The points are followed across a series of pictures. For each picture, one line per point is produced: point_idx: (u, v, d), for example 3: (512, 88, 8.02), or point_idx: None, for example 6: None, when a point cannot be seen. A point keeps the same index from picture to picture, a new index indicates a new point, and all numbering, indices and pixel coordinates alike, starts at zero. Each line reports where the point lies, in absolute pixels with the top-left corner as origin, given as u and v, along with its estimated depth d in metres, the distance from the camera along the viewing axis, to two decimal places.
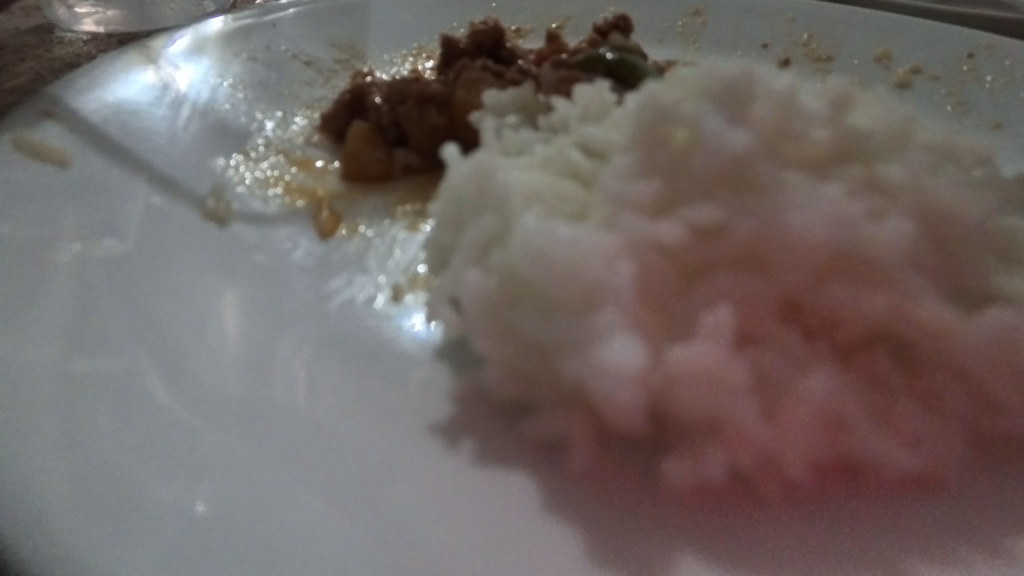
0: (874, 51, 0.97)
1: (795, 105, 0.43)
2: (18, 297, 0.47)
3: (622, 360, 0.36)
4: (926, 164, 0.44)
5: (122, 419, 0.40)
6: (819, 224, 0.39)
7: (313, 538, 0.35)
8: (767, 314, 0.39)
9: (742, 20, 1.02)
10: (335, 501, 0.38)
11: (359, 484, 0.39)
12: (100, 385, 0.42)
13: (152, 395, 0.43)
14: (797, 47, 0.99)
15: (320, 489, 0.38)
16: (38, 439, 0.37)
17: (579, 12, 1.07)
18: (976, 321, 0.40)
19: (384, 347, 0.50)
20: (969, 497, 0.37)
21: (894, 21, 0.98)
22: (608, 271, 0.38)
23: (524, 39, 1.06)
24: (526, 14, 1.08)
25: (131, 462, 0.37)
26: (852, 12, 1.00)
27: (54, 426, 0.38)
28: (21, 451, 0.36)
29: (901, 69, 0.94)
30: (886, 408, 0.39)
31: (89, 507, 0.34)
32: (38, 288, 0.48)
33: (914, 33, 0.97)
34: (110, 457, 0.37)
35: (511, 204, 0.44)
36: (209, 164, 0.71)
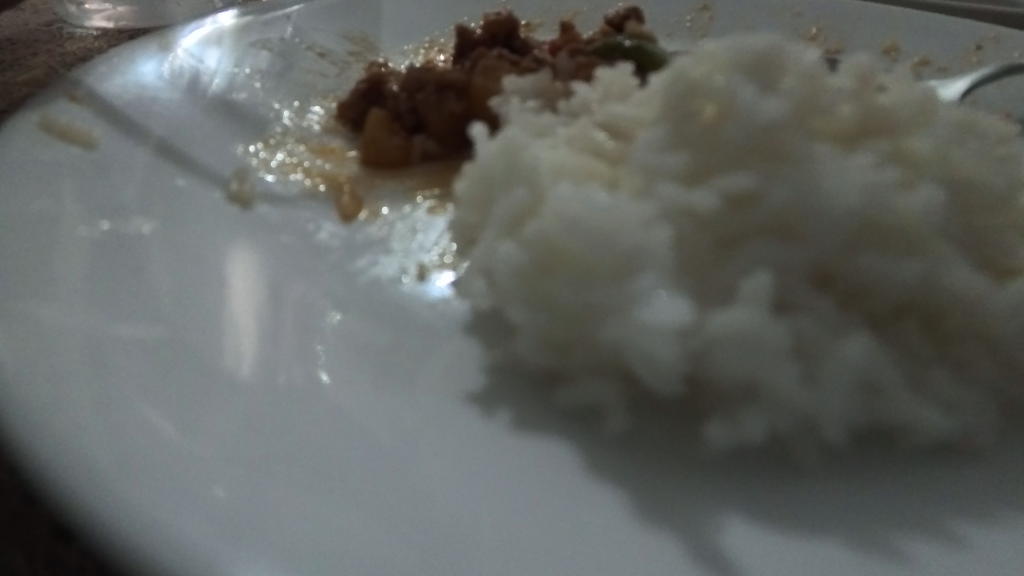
0: (882, 44, 0.97)
1: (822, 78, 0.43)
2: (54, 275, 0.48)
3: (660, 320, 0.37)
4: (952, 139, 0.45)
5: (162, 391, 0.41)
6: (852, 192, 0.40)
7: (361, 500, 0.36)
8: (800, 282, 0.39)
9: (750, 15, 1.03)
10: (378, 466, 0.38)
11: (399, 452, 0.39)
12: (139, 360, 0.42)
13: (189, 367, 0.43)
14: (806, 40, 1.00)
15: (359, 457, 0.38)
16: (88, 411, 0.38)
17: (589, 7, 1.08)
18: (1006, 289, 0.41)
19: (413, 323, 0.50)
20: (1005, 460, 0.38)
21: (902, 15, 0.99)
22: (644, 237, 0.39)
23: (535, 33, 1.07)
24: (537, 8, 1.09)
25: (174, 432, 0.38)
26: (860, 5, 1.01)
27: (101, 398, 0.39)
28: (73, 422, 0.37)
29: (910, 62, 0.95)
30: (918, 374, 0.39)
31: (140, 474, 0.35)
32: (71, 267, 0.49)
33: (922, 26, 0.98)
34: (156, 428, 0.38)
35: (542, 178, 0.45)
36: (230, 149, 0.72)
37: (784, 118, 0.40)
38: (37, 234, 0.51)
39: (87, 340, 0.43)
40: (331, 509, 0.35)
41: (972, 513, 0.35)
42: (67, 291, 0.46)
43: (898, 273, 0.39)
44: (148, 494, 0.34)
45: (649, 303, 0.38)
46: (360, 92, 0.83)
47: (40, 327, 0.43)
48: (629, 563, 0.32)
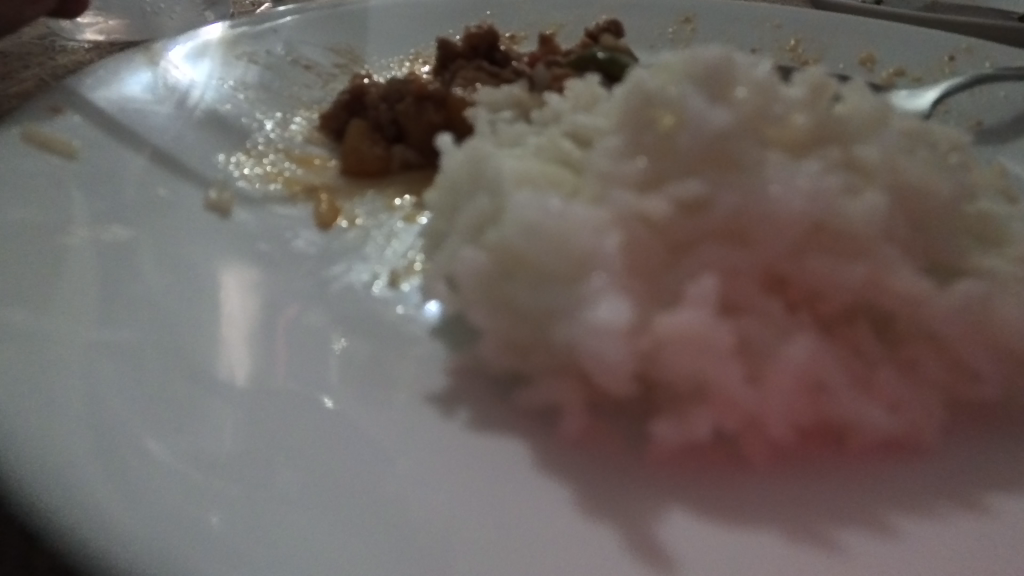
0: (858, 55, 1.00)
1: (773, 90, 0.45)
2: (30, 280, 0.49)
3: (610, 322, 0.38)
4: (901, 147, 0.47)
5: (136, 393, 0.42)
6: (798, 198, 0.41)
7: (326, 502, 0.36)
8: (751, 284, 0.40)
9: (730, 28, 1.05)
10: (344, 465, 0.39)
11: (363, 455, 0.40)
12: (110, 365, 0.43)
13: (158, 372, 0.44)
14: (784, 52, 1.02)
15: (323, 458, 0.39)
16: (63, 411, 0.39)
17: (572, 20, 1.11)
18: (952, 291, 0.42)
19: (382, 327, 0.52)
20: (948, 459, 0.39)
21: (876, 28, 1.02)
22: (597, 241, 0.40)
23: (518, 46, 1.09)
24: (521, 22, 1.12)
25: (144, 435, 0.39)
26: (836, 17, 1.03)
27: (75, 400, 0.40)
28: (47, 421, 0.38)
29: (884, 73, 0.97)
30: (864, 374, 0.40)
31: (110, 474, 0.36)
32: (48, 272, 0.50)
33: (895, 39, 1.00)
34: (127, 428, 0.39)
35: (504, 185, 0.46)
36: (212, 159, 0.73)
37: (733, 127, 0.42)
38: (15, 241, 0.52)
39: (60, 344, 0.44)
40: (295, 508, 0.36)
41: (913, 509, 0.36)
42: (47, 297, 0.48)
43: (844, 278, 0.41)
44: (109, 495, 0.34)
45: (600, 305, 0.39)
46: (341, 103, 0.84)
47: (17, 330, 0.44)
48: (581, 557, 0.33)
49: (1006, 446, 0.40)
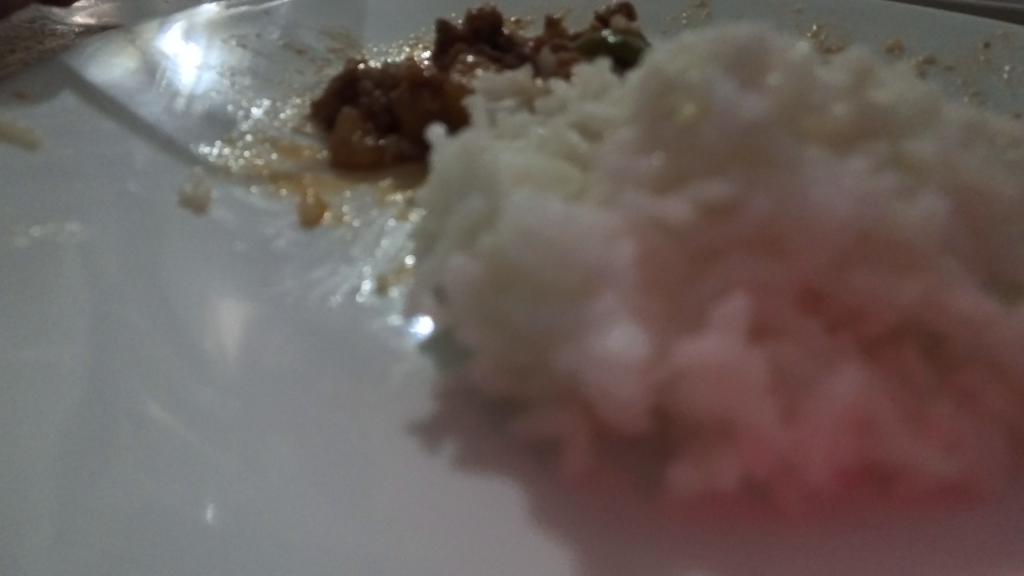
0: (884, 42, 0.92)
1: (814, 72, 0.39)
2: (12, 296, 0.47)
3: (618, 351, 0.32)
4: (960, 144, 0.41)
5: (94, 399, 0.40)
6: (841, 202, 0.35)
7: (321, 504, 0.35)
8: (788, 304, 0.34)
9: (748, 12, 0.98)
10: (337, 459, 0.38)
11: (354, 452, 0.38)
12: (86, 382, 0.42)
13: (120, 371, 0.42)
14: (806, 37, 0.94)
15: (314, 455, 0.38)
16: (59, 430, 0.39)
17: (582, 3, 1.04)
18: (1018, 314, 0.36)
19: (365, 338, 0.46)
20: (1015, 511, 0.33)
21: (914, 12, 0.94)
22: (606, 252, 0.34)
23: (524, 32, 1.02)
24: (525, 7, 1.06)
25: (116, 456, 0.38)
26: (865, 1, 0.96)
27: (69, 415, 0.39)
28: (41, 444, 0.38)
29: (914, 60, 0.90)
30: (918, 407, 0.35)
31: (113, 496, 0.36)
32: (26, 286, 0.48)
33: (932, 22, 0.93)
34: (119, 441, 0.38)
35: (500, 182, 0.41)
36: (191, 150, 0.68)
37: (767, 119, 0.36)
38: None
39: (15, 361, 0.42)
40: (294, 512, 0.35)
41: None
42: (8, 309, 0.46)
43: (895, 294, 0.35)
44: (90, 531, 0.34)
45: (607, 329, 0.33)
46: (334, 90, 0.79)
47: None
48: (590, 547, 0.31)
49: None
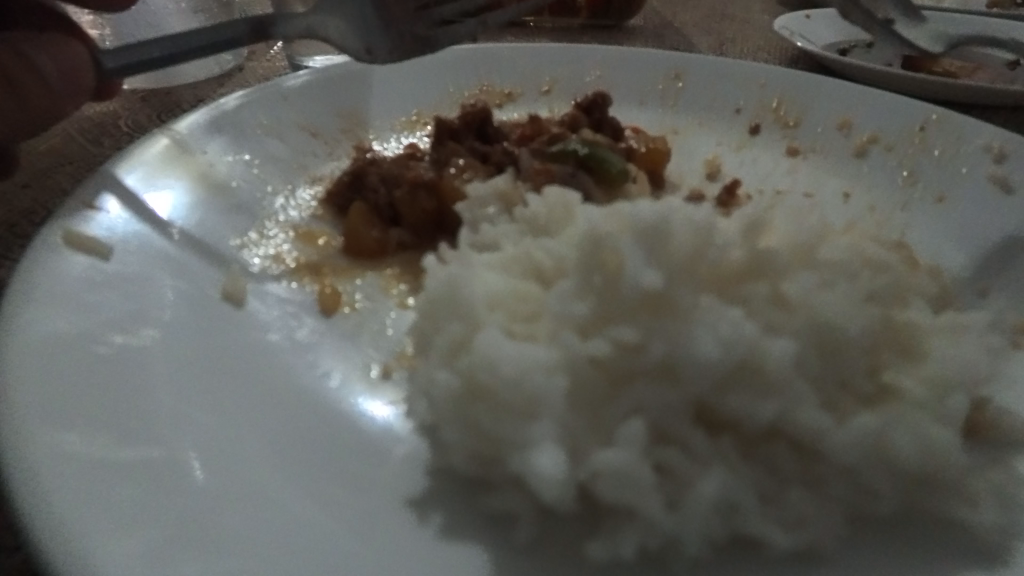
0: (835, 119, 1.13)
1: (706, 237, 0.53)
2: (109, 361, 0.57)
3: (548, 469, 0.45)
4: (820, 287, 0.54)
5: (181, 474, 0.49)
6: (715, 346, 0.48)
7: (367, 525, 0.49)
8: (678, 419, 0.48)
9: (710, 113, 1.18)
10: (371, 497, 0.51)
11: (379, 494, 0.52)
12: (188, 427, 0.54)
13: (197, 450, 0.52)
14: (767, 111, 1.17)
15: (355, 493, 0.52)
16: (175, 459, 0.50)
17: (566, 82, 1.24)
18: (849, 425, 0.48)
19: (368, 424, 0.59)
20: (844, 571, 0.45)
21: (852, 93, 1.14)
22: (546, 383, 0.48)
23: (509, 108, 1.23)
24: (517, 79, 1.25)
25: (223, 481, 0.50)
26: (814, 84, 1.17)
27: (182, 450, 0.51)
28: (163, 471, 0.49)
29: (858, 140, 1.10)
30: (775, 494, 0.48)
31: (224, 508, 0.48)
32: (100, 367, 0.57)
33: (874, 107, 1.12)
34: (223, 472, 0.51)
35: (477, 313, 0.54)
36: (226, 243, 0.82)
37: (664, 284, 0.50)
38: (63, 346, 0.57)
39: (97, 448, 0.48)
40: (350, 530, 0.48)
41: None
42: (83, 401, 0.53)
43: (758, 413, 0.48)
44: (212, 536, 0.45)
45: (541, 446, 0.46)
46: (344, 182, 0.93)
47: (57, 441, 0.48)
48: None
49: (896, 559, 0.46)
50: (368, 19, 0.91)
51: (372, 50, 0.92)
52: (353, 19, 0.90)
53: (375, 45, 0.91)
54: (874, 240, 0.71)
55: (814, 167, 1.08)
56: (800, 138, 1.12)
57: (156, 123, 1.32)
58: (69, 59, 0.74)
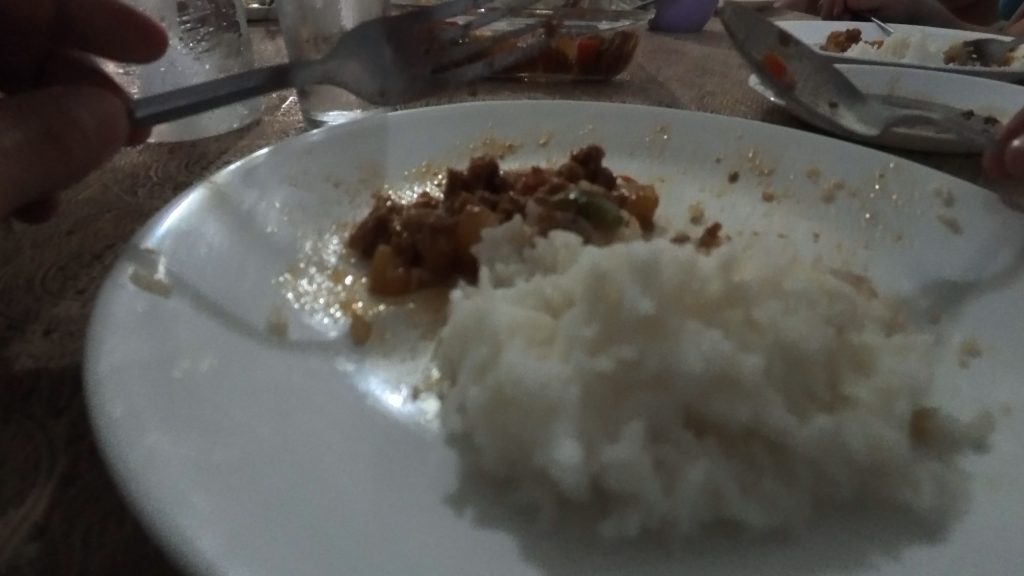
0: (806, 167, 1.27)
1: (691, 273, 0.65)
2: (188, 385, 0.65)
3: (567, 461, 0.54)
4: (783, 313, 0.65)
5: (249, 479, 0.56)
6: (699, 360, 0.58)
7: (427, 514, 0.57)
8: (672, 422, 0.58)
9: (690, 166, 1.32)
10: (423, 491, 0.60)
11: (429, 489, 0.60)
12: (267, 440, 0.62)
13: (279, 460, 0.60)
14: (744, 160, 1.31)
15: (409, 489, 0.60)
16: (264, 468, 0.58)
17: (563, 130, 1.39)
18: (809, 426, 0.59)
19: (406, 432, 0.67)
20: (813, 544, 0.54)
21: (821, 142, 1.29)
22: (563, 393, 0.58)
23: (514, 154, 1.37)
24: (517, 130, 1.38)
25: (305, 485, 0.58)
26: (789, 133, 1.31)
27: (266, 460, 0.59)
28: (256, 477, 0.57)
29: (827, 184, 1.24)
30: (753, 481, 0.57)
31: (312, 507, 0.55)
32: (183, 389, 0.64)
33: (838, 154, 1.26)
34: (302, 477, 0.59)
35: (500, 337, 0.65)
36: (267, 281, 0.92)
37: (657, 310, 0.61)
38: (148, 370, 0.65)
39: (175, 453, 0.56)
40: (415, 519, 0.56)
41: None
42: (161, 413, 0.60)
43: (736, 415, 0.58)
44: (308, 528, 0.53)
45: (559, 444, 0.55)
46: (369, 228, 1.05)
47: (145, 446, 0.56)
48: (564, 556, 0.53)
49: (857, 534, 0.55)
50: (385, 65, 1.07)
51: (384, 92, 1.08)
52: (373, 65, 1.06)
53: (391, 86, 1.07)
54: (831, 276, 0.84)
55: (788, 212, 1.21)
56: (775, 182, 1.27)
57: (186, 174, 1.43)
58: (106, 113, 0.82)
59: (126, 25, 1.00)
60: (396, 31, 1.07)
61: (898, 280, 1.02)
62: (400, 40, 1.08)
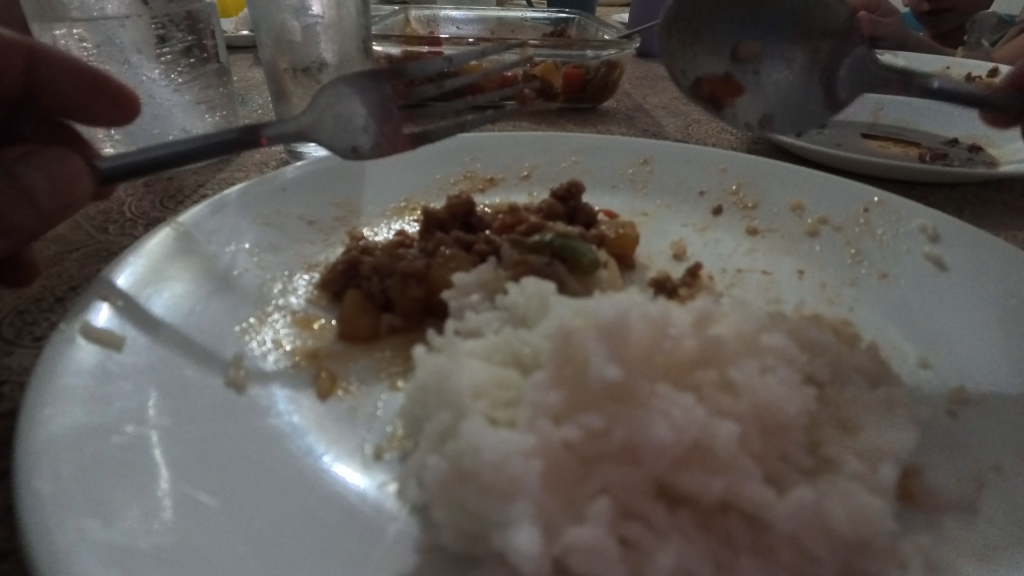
0: (789, 202, 1.25)
1: (661, 332, 0.63)
2: (132, 456, 0.61)
3: (526, 546, 0.49)
4: (760, 374, 0.63)
5: (188, 573, 0.52)
6: (670, 430, 0.56)
7: None
8: (641, 497, 0.55)
9: (675, 203, 1.30)
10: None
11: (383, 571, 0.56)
12: (212, 519, 0.58)
13: (224, 543, 0.56)
14: (727, 195, 1.29)
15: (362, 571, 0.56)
16: (206, 555, 0.54)
17: (544, 162, 1.37)
18: (787, 499, 0.55)
19: (364, 505, 0.64)
20: None
21: (805, 177, 1.27)
22: (523, 466, 0.53)
23: (496, 188, 1.34)
24: (498, 165, 1.36)
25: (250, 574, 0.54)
26: (772, 168, 1.30)
27: (209, 545, 0.55)
28: (195, 567, 0.52)
29: None
30: (729, 561, 0.53)
31: None
32: (125, 462, 0.60)
33: (820, 189, 1.25)
34: (248, 562, 0.55)
35: (463, 401, 0.61)
36: (229, 329, 0.88)
37: (625, 375, 0.59)
38: (88, 440, 0.61)
39: (105, 538, 0.52)
40: None
41: None
42: (94, 490, 0.56)
43: (709, 489, 0.55)
44: None
45: (517, 527, 0.51)
46: (339, 271, 1.02)
47: (71, 531, 0.51)
48: None
49: None
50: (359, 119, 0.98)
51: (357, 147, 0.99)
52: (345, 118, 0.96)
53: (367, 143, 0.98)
54: (813, 323, 0.81)
55: (771, 247, 1.19)
56: (758, 217, 1.24)
57: (159, 209, 1.39)
58: (65, 168, 0.74)
59: (92, 91, 0.97)
60: (374, 83, 0.96)
61: (884, 322, 1.00)
62: (377, 94, 0.97)
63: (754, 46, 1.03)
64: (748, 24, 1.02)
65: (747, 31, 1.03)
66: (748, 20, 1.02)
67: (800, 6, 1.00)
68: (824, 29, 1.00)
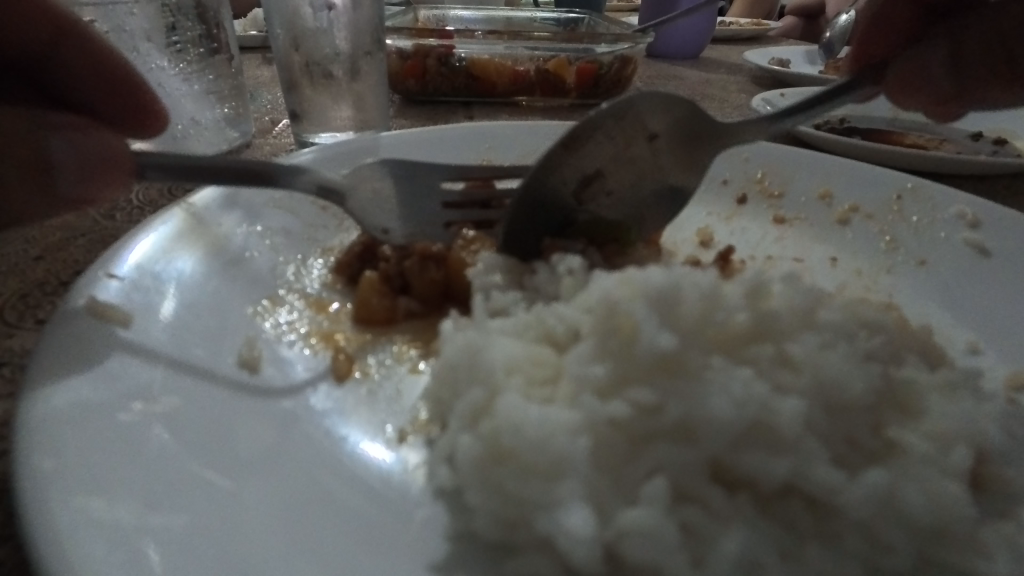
0: (817, 191, 1.19)
1: (712, 302, 0.59)
2: (140, 434, 0.57)
3: (576, 529, 0.46)
4: (819, 349, 0.58)
5: (200, 557, 0.47)
6: (729, 406, 0.51)
7: None
8: (696, 478, 0.50)
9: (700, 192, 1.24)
10: (406, 563, 0.51)
11: (413, 557, 0.51)
12: (227, 501, 0.53)
13: (242, 526, 0.51)
14: (752, 183, 1.23)
15: (391, 557, 0.51)
16: (222, 538, 0.49)
17: None
18: (858, 482, 0.50)
19: (388, 489, 0.59)
20: None
21: (834, 165, 1.22)
22: (569, 445, 0.50)
23: None
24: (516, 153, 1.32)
25: (267, 560, 0.49)
26: (799, 154, 1.25)
27: (225, 528, 0.50)
28: (210, 551, 0.48)
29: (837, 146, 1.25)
30: (796, 548, 0.48)
31: None
32: (130, 440, 0.56)
33: (851, 176, 1.20)
34: (267, 548, 0.50)
35: (497, 377, 0.57)
36: (242, 312, 0.83)
37: (677, 348, 0.54)
38: (93, 416, 0.56)
39: (109, 519, 0.47)
40: None
41: None
42: (97, 470, 0.51)
43: (772, 470, 0.50)
44: None
45: (566, 511, 0.47)
46: (356, 253, 0.98)
47: (72, 511, 0.47)
48: None
49: None
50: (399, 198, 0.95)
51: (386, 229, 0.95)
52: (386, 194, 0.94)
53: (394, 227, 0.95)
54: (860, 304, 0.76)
55: (803, 233, 1.14)
56: (787, 204, 1.20)
57: (168, 197, 1.35)
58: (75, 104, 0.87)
59: None
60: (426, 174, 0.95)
61: (927, 307, 0.95)
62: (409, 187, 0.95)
63: (598, 204, 0.93)
64: (594, 205, 0.93)
65: (578, 216, 0.92)
66: (576, 210, 0.92)
67: (662, 180, 0.96)
68: (669, 185, 0.97)
